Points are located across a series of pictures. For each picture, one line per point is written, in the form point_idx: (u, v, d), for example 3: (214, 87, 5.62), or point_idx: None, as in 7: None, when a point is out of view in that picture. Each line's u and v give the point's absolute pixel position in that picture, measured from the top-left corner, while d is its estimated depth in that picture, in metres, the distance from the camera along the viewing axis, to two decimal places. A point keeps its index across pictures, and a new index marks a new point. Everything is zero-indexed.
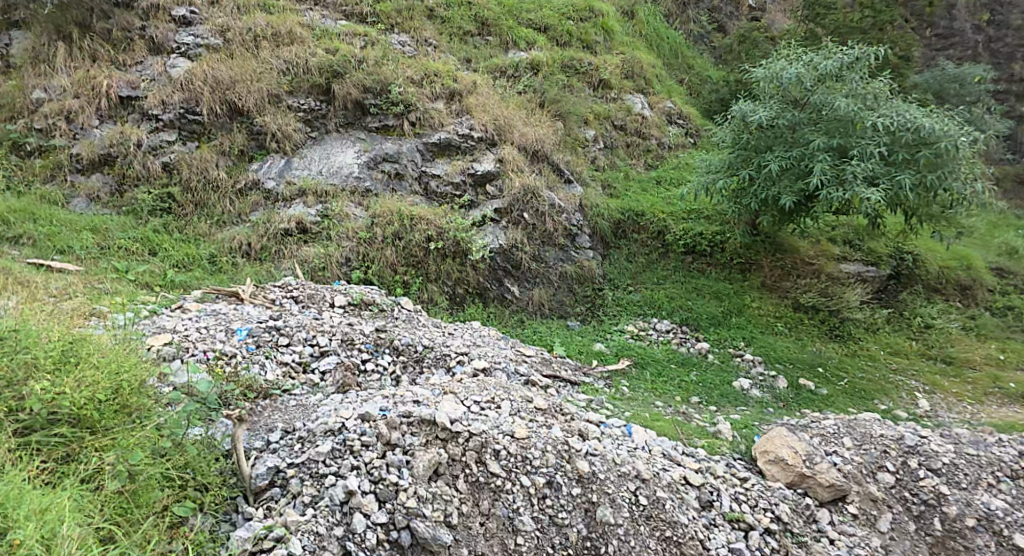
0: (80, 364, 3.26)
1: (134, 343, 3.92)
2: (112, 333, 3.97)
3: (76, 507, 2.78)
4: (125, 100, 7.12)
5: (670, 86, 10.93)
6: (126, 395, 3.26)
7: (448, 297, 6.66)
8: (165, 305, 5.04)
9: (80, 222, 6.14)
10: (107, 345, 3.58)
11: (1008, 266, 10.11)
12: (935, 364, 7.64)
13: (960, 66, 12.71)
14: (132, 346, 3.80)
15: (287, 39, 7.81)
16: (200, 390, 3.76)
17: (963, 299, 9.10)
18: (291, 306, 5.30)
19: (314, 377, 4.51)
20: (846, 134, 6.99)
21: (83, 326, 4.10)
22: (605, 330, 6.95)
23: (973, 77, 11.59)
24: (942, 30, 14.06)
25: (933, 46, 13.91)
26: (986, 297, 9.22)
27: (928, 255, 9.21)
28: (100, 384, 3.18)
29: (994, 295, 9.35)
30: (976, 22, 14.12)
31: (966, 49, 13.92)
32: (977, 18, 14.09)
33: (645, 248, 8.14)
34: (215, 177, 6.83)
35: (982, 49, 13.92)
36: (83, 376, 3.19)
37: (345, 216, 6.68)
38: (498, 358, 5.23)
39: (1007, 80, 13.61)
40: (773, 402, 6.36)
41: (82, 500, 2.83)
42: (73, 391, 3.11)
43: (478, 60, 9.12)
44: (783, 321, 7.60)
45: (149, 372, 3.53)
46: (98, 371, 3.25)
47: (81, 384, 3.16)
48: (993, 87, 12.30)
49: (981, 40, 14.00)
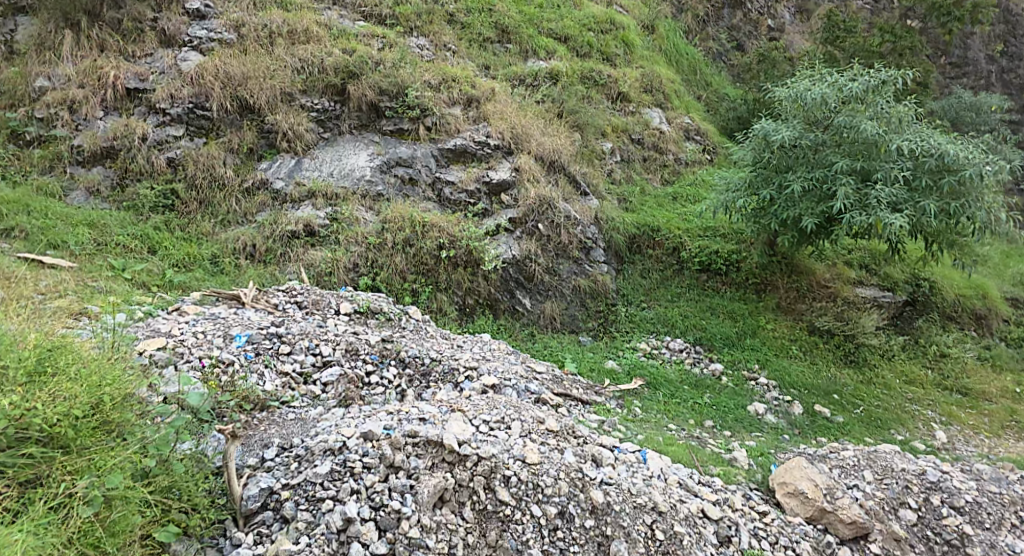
0: (56, 376, 2.98)
1: (122, 349, 3.69)
2: (101, 338, 3.76)
3: (37, 545, 2.52)
4: (132, 92, 6.96)
5: (688, 100, 10.61)
6: (106, 411, 3.00)
7: (458, 307, 6.44)
8: (161, 306, 4.85)
9: (77, 216, 5.96)
10: (92, 354, 3.31)
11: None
12: (952, 395, 7.38)
13: (977, 94, 12.58)
14: (120, 354, 3.57)
15: (304, 38, 7.64)
16: (192, 402, 3.57)
17: (978, 328, 8.84)
18: (295, 311, 5.09)
19: (316, 389, 4.30)
20: (869, 158, 6.73)
21: (68, 329, 3.88)
22: (618, 347, 6.73)
23: (989, 106, 11.42)
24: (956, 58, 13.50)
25: (949, 74, 13.44)
26: (1001, 328, 9.01)
27: (945, 282, 8.94)
28: (77, 399, 2.91)
29: (1010, 325, 9.14)
30: (990, 53, 13.97)
31: (979, 79, 13.70)
32: (991, 49, 13.99)
33: (660, 264, 7.85)
34: (222, 175, 6.65)
35: (996, 79, 13.84)
36: (58, 389, 2.91)
37: (355, 220, 6.49)
38: (508, 374, 5.00)
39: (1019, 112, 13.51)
40: (789, 429, 6.11)
41: (45, 536, 2.57)
42: (45, 407, 2.83)
43: (497, 67, 8.93)
44: (797, 344, 7.36)
45: (135, 387, 3.26)
46: (76, 385, 2.96)
47: (55, 398, 2.88)
48: (1008, 117, 12.20)
49: (994, 70, 13.92)
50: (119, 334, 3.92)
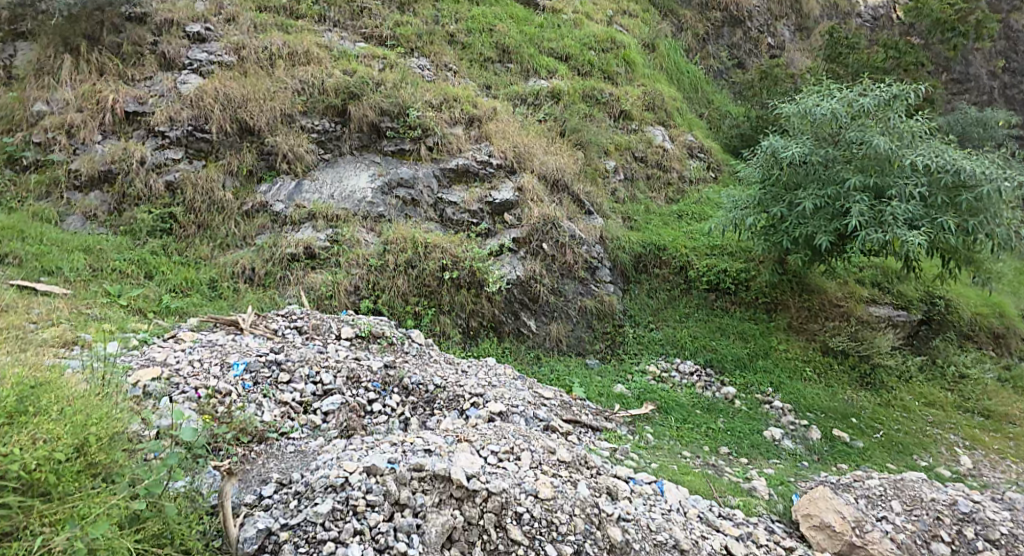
0: (37, 416, 2.80)
1: (113, 382, 3.52)
2: (90, 371, 3.59)
3: None
4: (131, 116, 6.88)
5: (691, 118, 10.51)
6: (92, 453, 2.83)
7: (462, 330, 6.28)
8: (157, 334, 4.71)
9: (73, 242, 5.84)
10: (78, 389, 3.15)
11: None
12: (972, 418, 7.15)
13: (982, 110, 12.50)
14: (110, 387, 3.41)
15: (304, 59, 7.58)
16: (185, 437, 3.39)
17: (995, 348, 8.62)
18: (294, 337, 4.91)
19: (316, 419, 4.13)
20: (883, 173, 6.58)
21: (55, 362, 3.71)
22: (627, 371, 6.53)
23: (995, 121, 11.33)
24: (958, 75, 13.32)
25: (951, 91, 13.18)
26: (1018, 346, 8.80)
27: (959, 300, 8.74)
28: (61, 441, 2.74)
29: None
30: (993, 69, 13.86)
31: (982, 95, 13.62)
32: (993, 64, 13.89)
33: (667, 283, 7.67)
34: (221, 198, 6.54)
35: (999, 94, 13.83)
36: (38, 431, 2.74)
37: (356, 242, 6.34)
38: (515, 401, 4.81)
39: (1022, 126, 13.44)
40: (807, 455, 5.93)
41: None
42: (25, 450, 2.65)
43: (499, 87, 8.84)
44: (811, 366, 7.16)
45: (123, 424, 3.09)
46: (57, 427, 2.79)
47: (35, 441, 2.71)
48: (1013, 132, 12.08)
49: (997, 86, 13.88)
50: (112, 366, 3.77)
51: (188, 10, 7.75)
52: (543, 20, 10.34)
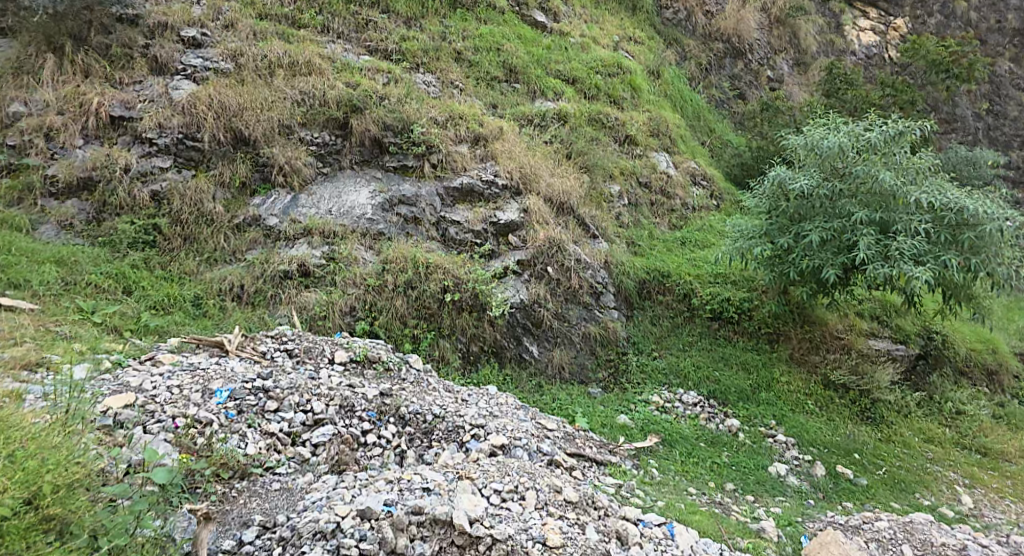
0: None
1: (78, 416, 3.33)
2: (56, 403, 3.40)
3: None
4: (116, 120, 6.60)
5: (694, 146, 10.23)
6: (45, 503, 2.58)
7: (461, 354, 6.01)
8: (132, 355, 4.47)
9: (45, 252, 5.55)
10: (34, 425, 2.87)
11: None
12: (970, 455, 6.96)
13: (974, 148, 12.45)
14: (73, 421, 3.14)
15: (305, 70, 7.33)
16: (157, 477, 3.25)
17: (989, 385, 8.37)
18: (284, 361, 4.62)
19: (305, 452, 3.95)
20: (888, 209, 6.43)
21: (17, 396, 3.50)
22: (629, 401, 6.26)
23: (986, 161, 11.31)
24: (945, 115, 13.08)
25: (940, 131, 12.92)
26: (1012, 384, 8.55)
27: (954, 334, 8.49)
28: (6, 494, 2.48)
29: (1021, 382, 8.67)
30: (977, 110, 13.69)
31: (968, 135, 13.31)
32: (977, 107, 13.70)
33: (670, 311, 7.38)
34: (211, 211, 6.27)
35: (982, 135, 13.58)
36: None
37: (353, 260, 6.08)
38: (518, 433, 4.53)
39: (1006, 168, 13.35)
40: (812, 493, 5.69)
41: None
42: None
43: (504, 106, 8.59)
44: (812, 399, 6.92)
45: (83, 468, 2.80)
46: (2, 478, 2.51)
47: None
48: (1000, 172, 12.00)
49: (981, 128, 13.64)
50: (78, 395, 3.58)
51: (184, 14, 7.47)
52: (550, 41, 9.93)
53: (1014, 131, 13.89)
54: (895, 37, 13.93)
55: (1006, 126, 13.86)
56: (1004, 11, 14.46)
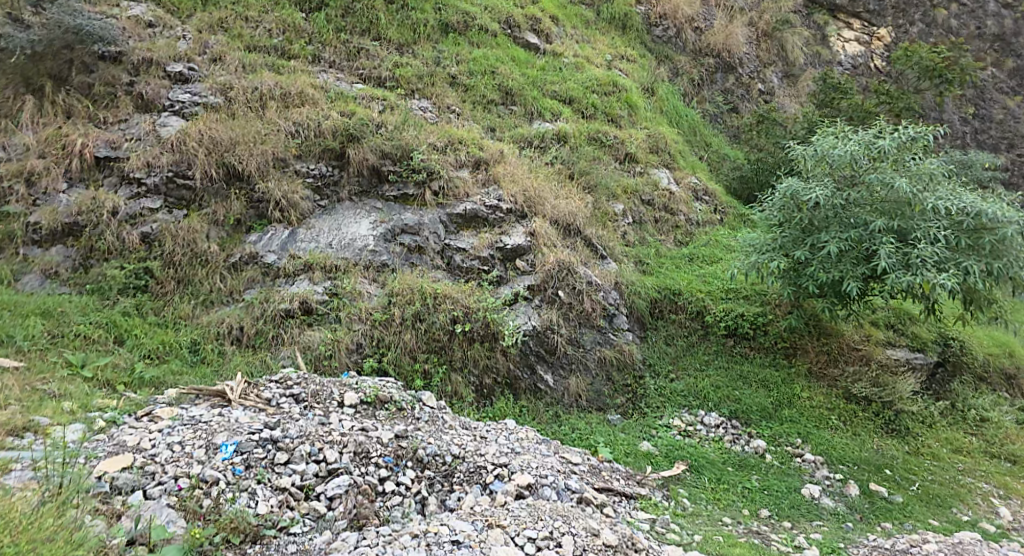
0: None
1: (69, 494, 3.21)
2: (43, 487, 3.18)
3: None
4: (102, 161, 6.36)
5: (693, 161, 10.09)
6: None
7: (474, 388, 5.76)
8: (128, 411, 4.19)
9: (30, 304, 5.29)
10: (26, 512, 2.83)
11: None
12: (1000, 464, 6.71)
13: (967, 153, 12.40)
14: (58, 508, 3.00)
15: (298, 100, 7.13)
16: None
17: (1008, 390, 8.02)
18: (291, 407, 4.31)
19: (320, 507, 3.67)
20: (905, 217, 6.22)
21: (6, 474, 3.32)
22: (650, 426, 5.97)
23: (982, 163, 11.23)
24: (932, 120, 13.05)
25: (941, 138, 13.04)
26: None
27: (970, 339, 8.17)
28: None
29: None
30: (964, 114, 13.71)
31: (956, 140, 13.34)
32: (963, 111, 13.70)
33: (684, 330, 7.07)
34: (205, 250, 6.01)
35: (970, 139, 13.63)
36: None
37: (358, 294, 5.82)
38: (544, 470, 4.22)
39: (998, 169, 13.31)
40: (849, 515, 5.41)
41: None
42: None
43: (502, 129, 8.40)
44: (836, 414, 6.60)
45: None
46: None
47: None
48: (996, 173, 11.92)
49: (968, 131, 13.69)
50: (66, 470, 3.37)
51: (168, 48, 7.26)
52: (544, 62, 9.81)
53: (999, 133, 13.92)
54: (879, 47, 13.94)
55: (992, 129, 13.89)
56: (983, 16, 14.42)
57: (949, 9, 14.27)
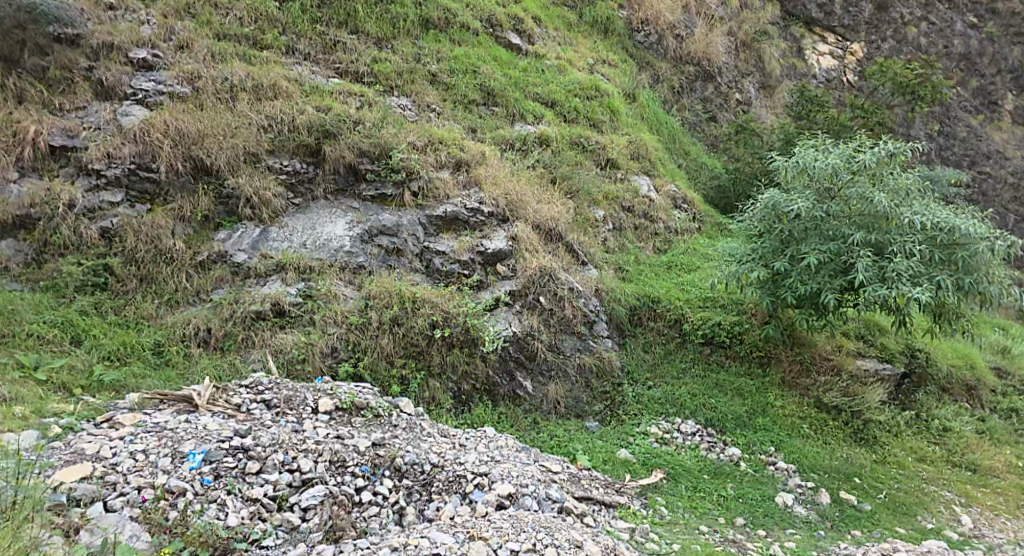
0: None
1: (24, 508, 2.98)
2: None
3: None
4: (57, 151, 5.99)
5: (672, 168, 10.12)
6: None
7: (452, 394, 5.66)
8: (86, 417, 3.96)
9: None
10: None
11: (1006, 365, 9.12)
12: (960, 472, 6.83)
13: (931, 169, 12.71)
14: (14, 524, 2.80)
15: (271, 93, 6.93)
16: None
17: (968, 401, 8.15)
18: (263, 414, 4.15)
19: (293, 518, 3.55)
20: (881, 231, 6.30)
21: None
22: (628, 433, 5.92)
23: (946, 180, 11.52)
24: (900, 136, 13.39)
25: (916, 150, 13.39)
26: (991, 398, 8.31)
27: (936, 351, 8.33)
28: None
29: (998, 395, 8.43)
30: (930, 131, 14.07)
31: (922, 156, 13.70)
32: (929, 128, 14.06)
33: (662, 337, 7.06)
34: (170, 247, 5.77)
35: (934, 156, 14.03)
36: None
37: (332, 296, 5.65)
38: (525, 479, 4.11)
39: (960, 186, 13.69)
40: (821, 523, 5.42)
41: None
42: None
43: (484, 130, 8.29)
44: (807, 422, 6.66)
45: None
46: None
47: None
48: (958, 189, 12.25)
49: (932, 148, 14.08)
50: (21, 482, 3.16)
51: (132, 33, 6.97)
52: (526, 64, 9.74)
53: (962, 151, 14.34)
54: (852, 62, 14.26)
55: (955, 146, 14.31)
56: (950, 36, 14.86)
57: (918, 27, 14.68)
